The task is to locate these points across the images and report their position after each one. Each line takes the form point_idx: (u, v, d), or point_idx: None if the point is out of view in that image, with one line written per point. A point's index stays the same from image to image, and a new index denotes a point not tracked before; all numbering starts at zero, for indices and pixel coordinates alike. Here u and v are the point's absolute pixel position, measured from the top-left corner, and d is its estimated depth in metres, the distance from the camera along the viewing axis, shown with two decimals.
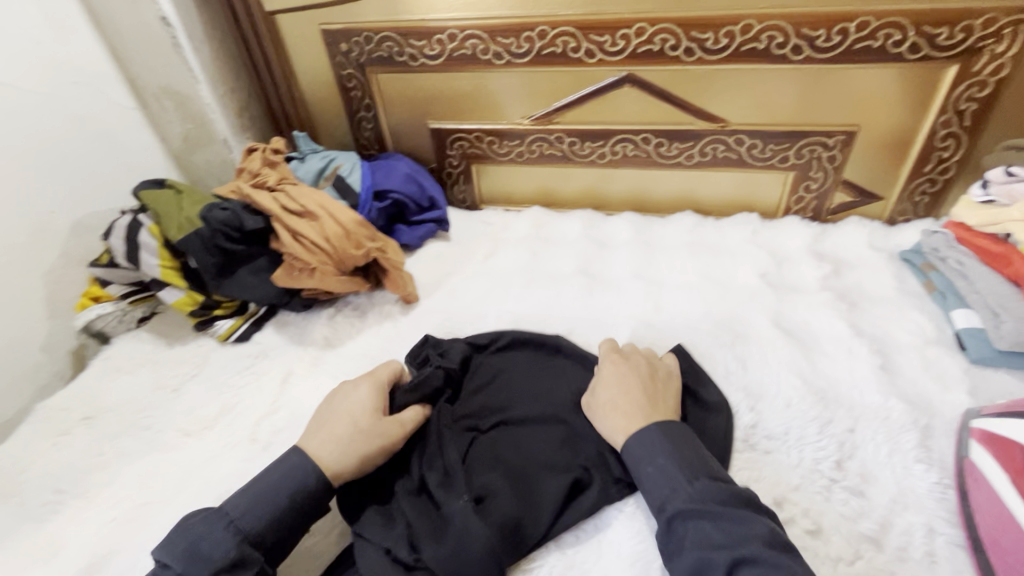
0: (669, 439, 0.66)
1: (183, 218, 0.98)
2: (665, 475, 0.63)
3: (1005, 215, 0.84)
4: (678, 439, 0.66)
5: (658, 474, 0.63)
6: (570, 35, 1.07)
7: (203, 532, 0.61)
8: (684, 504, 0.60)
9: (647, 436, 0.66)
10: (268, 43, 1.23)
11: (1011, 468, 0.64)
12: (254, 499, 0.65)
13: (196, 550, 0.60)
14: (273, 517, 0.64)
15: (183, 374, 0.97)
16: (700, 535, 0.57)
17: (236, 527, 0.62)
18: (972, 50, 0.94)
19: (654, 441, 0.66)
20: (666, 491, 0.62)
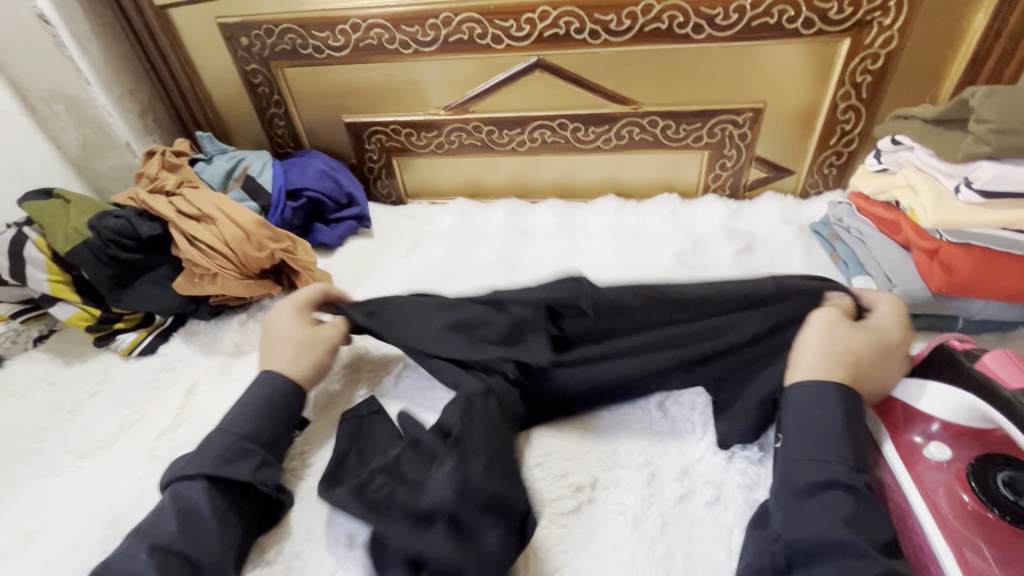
0: (845, 409, 0.60)
1: (70, 228, 0.92)
2: (819, 438, 0.59)
3: (891, 183, 0.86)
4: (831, 407, 0.61)
5: (815, 434, 0.59)
6: (475, 22, 1.05)
7: (208, 444, 0.66)
8: (845, 475, 0.55)
9: (822, 394, 0.62)
10: (164, 40, 1.17)
11: (893, 429, 0.65)
12: (243, 409, 0.70)
13: (204, 453, 0.65)
14: (263, 416, 0.70)
15: (81, 393, 0.91)
16: (825, 509, 0.54)
17: (238, 433, 0.67)
18: (860, 23, 0.96)
19: (830, 403, 0.61)
20: (817, 460, 0.57)
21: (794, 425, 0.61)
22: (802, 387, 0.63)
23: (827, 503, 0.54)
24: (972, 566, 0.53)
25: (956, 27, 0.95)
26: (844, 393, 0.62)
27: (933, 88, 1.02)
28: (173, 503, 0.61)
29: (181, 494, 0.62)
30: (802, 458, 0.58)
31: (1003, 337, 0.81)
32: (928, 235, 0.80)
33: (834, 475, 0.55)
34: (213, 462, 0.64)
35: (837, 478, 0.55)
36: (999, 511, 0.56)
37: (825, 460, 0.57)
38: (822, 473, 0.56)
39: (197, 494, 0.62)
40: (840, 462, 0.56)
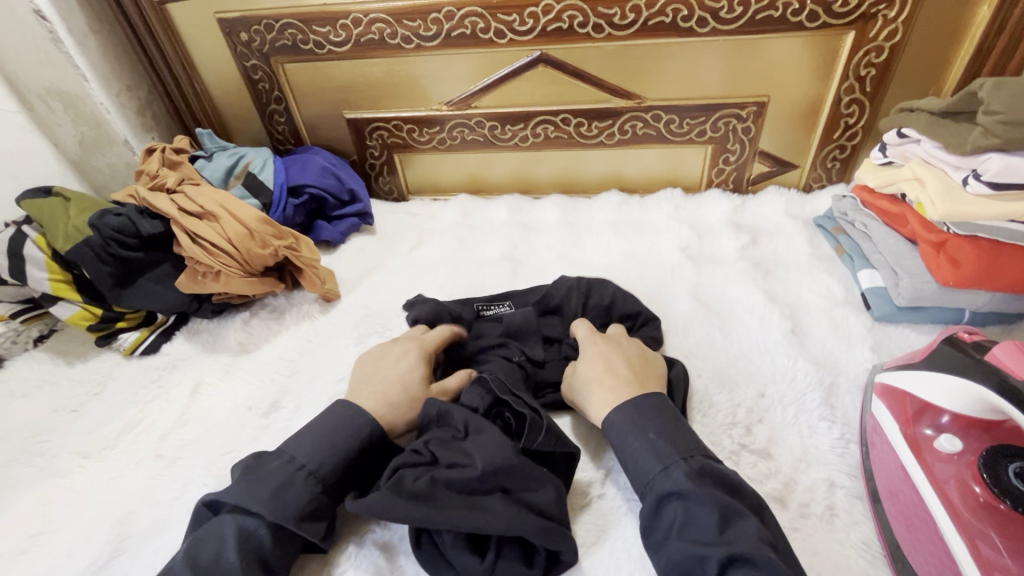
0: (640, 417, 0.63)
1: (70, 226, 0.91)
2: (638, 462, 0.60)
3: (898, 176, 0.85)
4: (654, 418, 0.63)
5: (633, 460, 0.61)
6: (478, 16, 1.05)
7: (283, 480, 0.60)
8: (675, 484, 0.56)
9: (622, 415, 0.64)
10: (162, 35, 1.16)
11: (904, 421, 0.65)
12: (327, 444, 0.64)
13: (282, 493, 0.59)
14: (346, 456, 0.64)
15: (84, 394, 0.90)
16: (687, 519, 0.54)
17: (316, 477, 0.61)
18: (865, 16, 0.96)
19: (638, 422, 0.63)
20: (650, 474, 0.59)
21: (620, 450, 0.62)
22: (610, 416, 0.65)
23: (669, 518, 0.55)
24: (984, 554, 0.54)
25: (961, 19, 0.95)
26: (635, 401, 0.65)
27: (937, 81, 1.02)
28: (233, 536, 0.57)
29: (241, 527, 0.57)
30: (649, 471, 0.59)
31: (1008, 329, 0.81)
32: (934, 228, 0.80)
33: (663, 488, 0.57)
34: (291, 512, 0.58)
35: (670, 490, 0.56)
36: (1011, 500, 0.56)
37: (653, 474, 0.59)
38: (652, 494, 0.57)
39: (258, 536, 0.57)
40: (655, 474, 0.58)
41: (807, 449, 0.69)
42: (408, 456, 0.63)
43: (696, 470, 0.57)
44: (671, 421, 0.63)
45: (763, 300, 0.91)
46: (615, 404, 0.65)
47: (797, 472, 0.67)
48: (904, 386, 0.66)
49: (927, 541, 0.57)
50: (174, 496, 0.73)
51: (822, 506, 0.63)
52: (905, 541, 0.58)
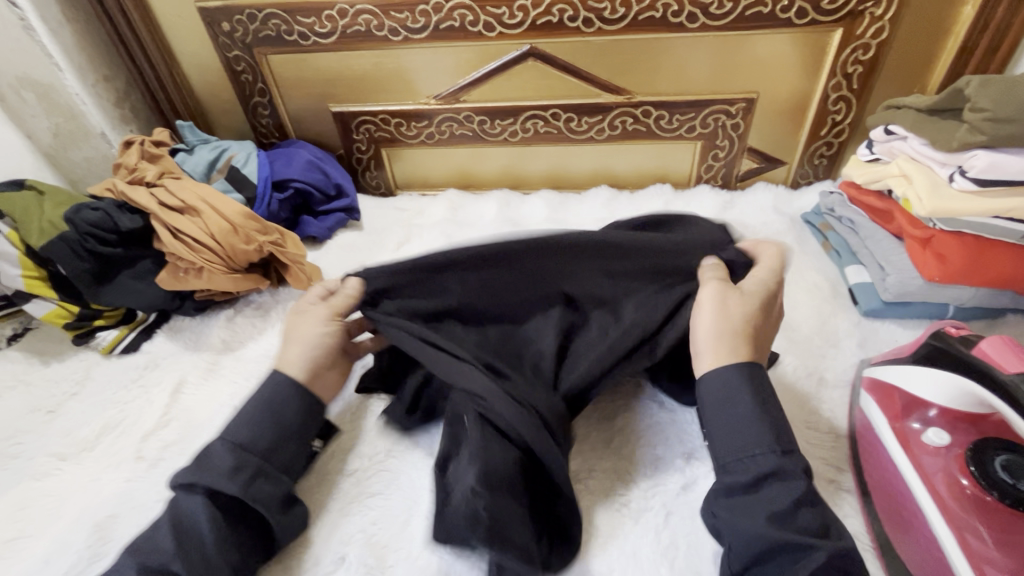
0: (754, 387, 0.58)
1: (45, 222, 0.88)
2: (740, 434, 0.56)
3: (885, 172, 0.86)
4: (763, 391, 0.58)
5: (733, 432, 0.56)
6: (467, 8, 1.03)
7: (206, 449, 0.61)
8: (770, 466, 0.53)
9: (729, 381, 0.59)
10: (138, 23, 1.12)
11: (892, 415, 0.65)
12: (249, 416, 0.63)
13: (204, 461, 0.59)
14: (263, 422, 0.62)
15: (61, 394, 0.88)
16: (775, 493, 0.52)
17: (233, 441, 0.61)
18: (853, 13, 0.97)
19: (741, 397, 0.57)
20: (742, 453, 0.55)
21: (711, 421, 0.58)
22: (707, 379, 0.60)
23: (770, 492, 0.53)
24: (971, 549, 0.54)
25: (945, 17, 0.95)
26: (750, 371, 0.59)
27: (921, 79, 1.03)
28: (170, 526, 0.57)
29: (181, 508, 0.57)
30: (741, 447, 0.55)
31: (991, 324, 0.82)
32: (921, 224, 0.81)
33: (766, 467, 0.53)
34: (217, 475, 0.58)
35: (772, 470, 0.53)
36: (999, 496, 0.56)
37: (752, 452, 0.55)
38: (753, 469, 0.54)
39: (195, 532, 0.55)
40: (762, 452, 0.54)
41: (799, 443, 0.69)
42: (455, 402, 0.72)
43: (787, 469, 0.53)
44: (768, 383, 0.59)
45: None
46: (715, 368, 0.60)
47: None
48: (892, 380, 0.66)
49: (917, 538, 0.57)
50: (157, 499, 0.71)
51: None
52: (897, 535, 0.59)
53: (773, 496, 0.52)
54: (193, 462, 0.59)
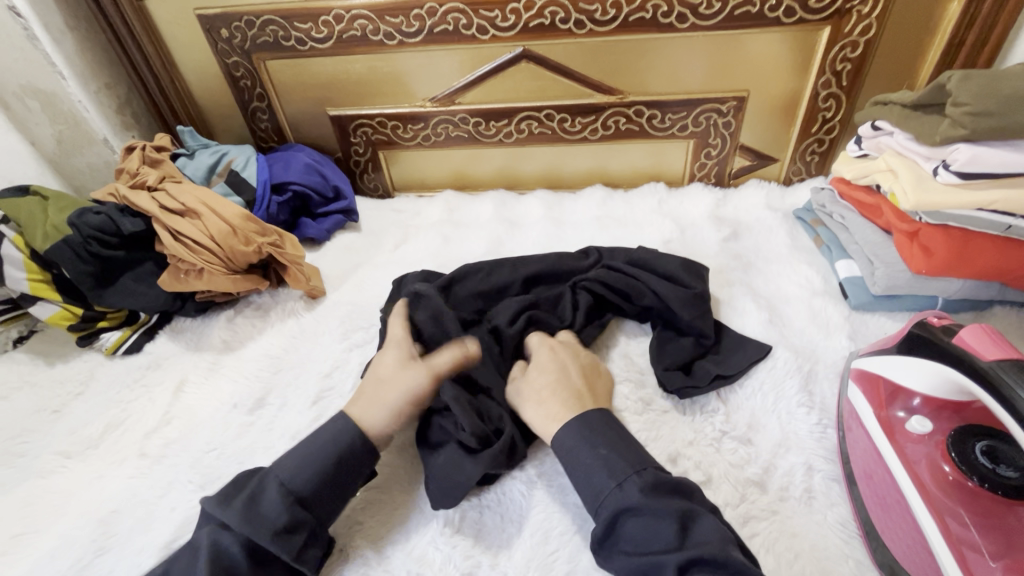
0: (587, 435, 0.62)
1: (49, 226, 0.90)
2: (588, 478, 0.59)
3: (873, 167, 0.87)
4: (601, 431, 0.63)
5: (580, 472, 0.60)
6: (460, 12, 1.05)
7: (257, 492, 0.59)
8: (629, 499, 0.56)
9: (570, 433, 0.63)
10: (139, 31, 1.14)
11: (877, 405, 0.66)
12: (306, 458, 0.62)
13: (254, 506, 0.58)
14: (324, 476, 0.62)
15: (66, 394, 0.89)
16: (636, 528, 0.54)
17: (289, 489, 0.60)
18: (840, 11, 0.98)
19: (579, 447, 0.61)
20: (593, 496, 0.58)
21: (570, 473, 0.61)
22: (556, 434, 0.64)
23: (627, 531, 0.55)
24: (952, 533, 0.55)
25: (931, 13, 0.97)
26: (581, 417, 0.64)
27: (909, 76, 1.04)
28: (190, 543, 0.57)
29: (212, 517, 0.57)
30: (603, 486, 0.58)
31: (979, 316, 0.83)
32: (907, 217, 0.82)
33: (613, 507, 0.56)
34: (264, 528, 0.56)
35: (621, 506, 0.56)
36: (981, 481, 0.57)
37: (607, 489, 0.57)
38: (627, 499, 0.56)
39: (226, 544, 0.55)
40: (606, 491, 0.57)
41: (787, 434, 0.70)
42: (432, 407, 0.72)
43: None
44: (597, 425, 0.63)
45: (743, 294, 0.92)
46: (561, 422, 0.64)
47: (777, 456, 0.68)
48: (876, 370, 0.68)
49: (901, 526, 0.58)
50: (160, 494, 0.73)
51: (800, 489, 0.65)
52: (881, 522, 0.60)
53: (698, 529, 0.53)
54: (243, 503, 0.58)
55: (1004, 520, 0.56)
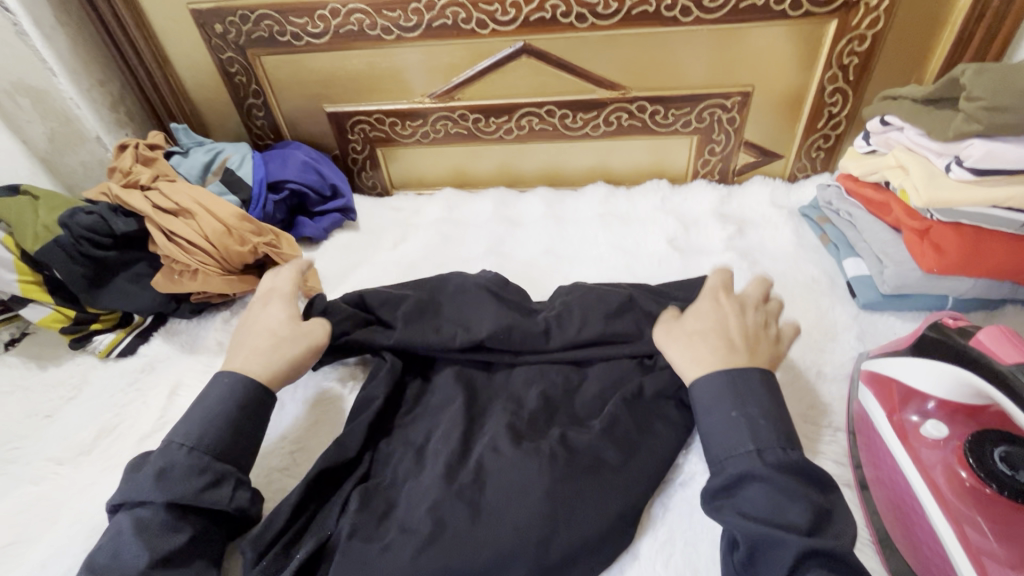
0: (737, 393, 0.61)
1: (40, 226, 0.89)
2: (727, 434, 0.59)
3: (881, 163, 0.85)
4: (748, 395, 0.60)
5: (723, 430, 0.59)
6: (459, 6, 1.03)
7: (164, 463, 0.60)
8: (759, 468, 0.55)
9: (713, 386, 0.62)
10: (132, 27, 1.12)
11: (890, 408, 0.65)
12: (202, 420, 0.64)
13: (166, 474, 0.59)
14: (227, 429, 0.64)
15: (59, 398, 0.88)
16: (768, 498, 0.53)
17: (200, 451, 0.61)
18: (847, 4, 0.96)
19: (725, 398, 0.61)
20: (729, 454, 0.58)
21: (704, 425, 0.61)
22: (696, 382, 0.64)
23: (750, 497, 0.55)
24: (970, 540, 0.54)
25: (942, 5, 0.94)
26: (732, 368, 0.62)
27: (916, 71, 1.02)
28: (132, 527, 0.57)
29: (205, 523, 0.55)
30: (728, 454, 0.58)
31: (991, 315, 0.82)
32: (917, 215, 0.81)
33: (741, 469, 0.56)
34: (188, 488, 0.58)
35: (747, 471, 0.55)
36: (999, 487, 0.56)
37: (739, 452, 0.57)
38: (728, 471, 0.57)
39: (164, 520, 0.57)
40: (743, 455, 0.57)
41: (798, 438, 0.68)
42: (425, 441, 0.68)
43: (788, 461, 0.55)
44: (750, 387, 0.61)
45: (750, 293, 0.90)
46: (715, 370, 0.63)
47: None
48: (889, 373, 0.66)
49: (916, 533, 0.57)
50: None
51: None
52: (896, 530, 0.59)
53: (748, 498, 0.55)
54: (153, 478, 0.59)
55: (1021, 526, 0.55)
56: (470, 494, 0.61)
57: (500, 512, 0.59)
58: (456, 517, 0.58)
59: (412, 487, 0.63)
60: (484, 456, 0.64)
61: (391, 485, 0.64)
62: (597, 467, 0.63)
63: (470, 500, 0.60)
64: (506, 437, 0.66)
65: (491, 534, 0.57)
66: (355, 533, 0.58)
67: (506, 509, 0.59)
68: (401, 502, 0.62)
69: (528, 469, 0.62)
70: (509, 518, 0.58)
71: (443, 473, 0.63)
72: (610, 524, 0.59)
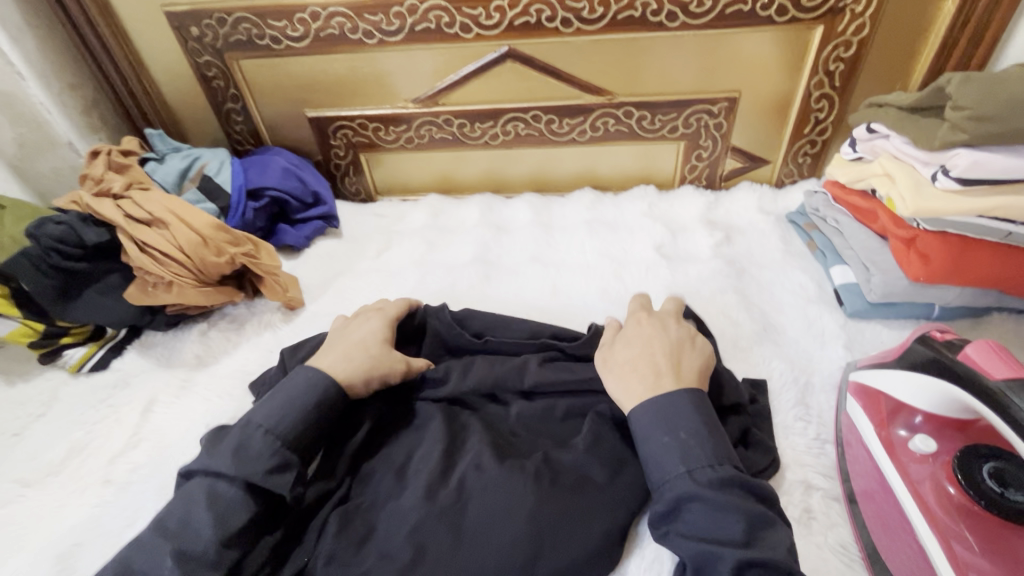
0: (666, 419, 0.59)
1: (6, 236, 0.85)
2: (660, 460, 0.57)
3: (869, 171, 0.85)
4: (683, 417, 0.59)
5: (660, 454, 0.58)
6: (443, 10, 1.01)
7: (220, 487, 0.56)
8: (695, 487, 0.54)
9: (648, 414, 0.60)
10: (105, 29, 1.08)
11: (879, 422, 0.64)
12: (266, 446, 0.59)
13: (243, 452, 0.58)
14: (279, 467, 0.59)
15: (27, 415, 0.84)
16: (703, 517, 0.52)
17: (274, 434, 0.60)
18: (833, 10, 0.95)
19: (664, 418, 0.59)
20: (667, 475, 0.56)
21: (642, 452, 0.59)
22: (633, 413, 0.61)
23: (691, 520, 0.53)
24: (959, 558, 0.53)
25: (927, 11, 0.94)
26: (662, 397, 0.61)
27: (901, 79, 1.02)
28: (203, 500, 0.55)
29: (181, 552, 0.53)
30: (670, 474, 0.56)
31: (977, 323, 0.82)
32: (904, 223, 0.80)
33: (678, 492, 0.54)
34: (258, 468, 0.57)
35: (685, 493, 0.54)
36: (988, 504, 0.56)
37: (673, 475, 0.56)
38: (666, 495, 0.55)
39: (233, 500, 0.56)
40: (677, 477, 0.55)
41: (785, 452, 0.67)
42: (407, 460, 0.66)
43: (721, 477, 0.54)
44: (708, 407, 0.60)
45: (737, 301, 0.89)
46: (644, 399, 0.61)
47: (773, 474, 0.65)
48: (877, 386, 0.65)
49: (904, 550, 0.56)
50: (124, 524, 0.68)
51: (799, 510, 0.62)
52: (884, 543, 0.57)
53: (689, 519, 0.54)
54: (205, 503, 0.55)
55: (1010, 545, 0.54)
56: (453, 516, 0.59)
57: (481, 534, 0.57)
58: (438, 542, 0.57)
59: (390, 509, 0.60)
60: (467, 475, 0.62)
61: (371, 507, 0.62)
62: (581, 486, 0.61)
63: (452, 522, 0.58)
64: (489, 453, 0.64)
65: (474, 561, 0.55)
66: (334, 559, 0.57)
67: (490, 531, 0.57)
68: (382, 525, 0.60)
69: (512, 487, 0.60)
70: (492, 540, 0.57)
71: (424, 492, 0.61)
72: (595, 546, 0.58)
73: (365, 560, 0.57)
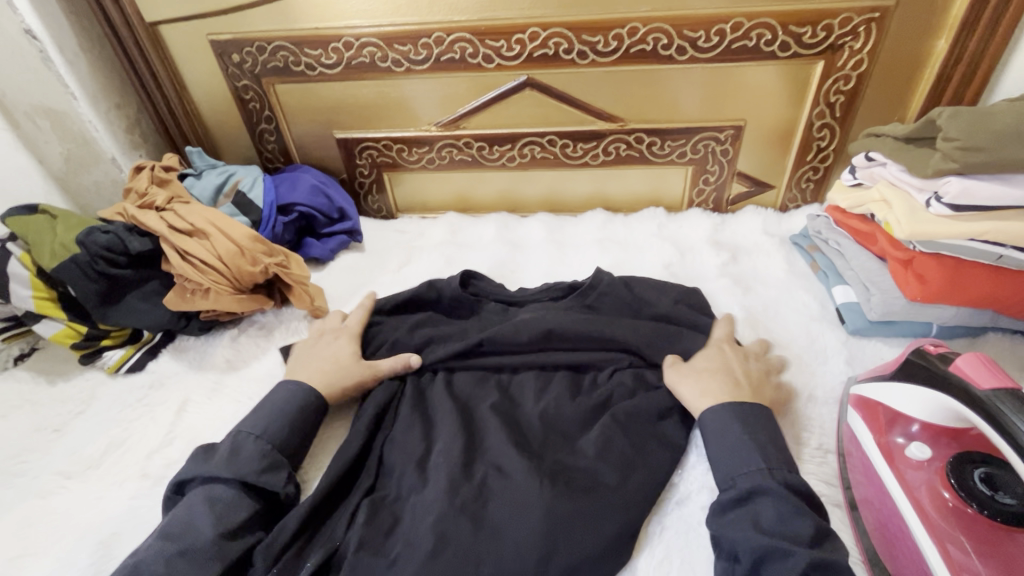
0: (746, 422, 0.66)
1: (58, 245, 0.91)
2: (734, 456, 0.64)
3: (867, 197, 0.89)
4: (755, 428, 0.66)
5: (727, 453, 0.65)
6: (467, 41, 1.08)
7: (212, 489, 0.63)
8: (769, 483, 0.60)
9: (722, 418, 0.67)
10: (153, 56, 1.17)
11: (877, 430, 0.68)
12: (255, 449, 0.66)
13: (236, 455, 0.66)
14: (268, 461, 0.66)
15: (68, 412, 0.89)
16: (778, 514, 0.57)
17: (265, 439, 0.68)
18: (833, 47, 1.02)
19: (734, 428, 0.66)
20: (734, 471, 0.63)
21: (712, 453, 0.66)
22: (703, 416, 0.69)
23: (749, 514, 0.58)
24: (953, 558, 0.56)
25: (920, 49, 1.01)
26: (738, 406, 0.68)
27: (898, 110, 1.08)
28: (203, 503, 0.61)
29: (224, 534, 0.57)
30: (734, 471, 0.63)
31: (973, 342, 0.86)
32: (901, 246, 0.85)
33: (749, 486, 0.60)
34: (250, 468, 0.64)
35: (761, 487, 0.59)
36: (981, 508, 0.59)
37: (751, 470, 0.62)
38: (740, 486, 0.61)
39: (231, 497, 0.62)
40: (754, 472, 0.61)
41: (789, 459, 0.71)
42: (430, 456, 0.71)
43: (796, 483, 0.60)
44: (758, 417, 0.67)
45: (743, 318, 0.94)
46: (716, 406, 0.69)
47: None
48: (875, 396, 0.70)
49: (902, 549, 0.59)
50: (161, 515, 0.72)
51: None
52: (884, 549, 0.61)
53: (762, 514, 0.58)
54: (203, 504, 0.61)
55: (1003, 547, 0.57)
56: (476, 510, 0.63)
57: (501, 526, 0.61)
58: (461, 532, 0.60)
59: (416, 502, 0.64)
60: (489, 474, 0.67)
61: (397, 500, 0.66)
62: (593, 487, 0.65)
63: (474, 516, 0.62)
64: (511, 450, 0.68)
65: (496, 553, 0.59)
66: (364, 545, 0.60)
67: (509, 523, 0.61)
68: (408, 516, 0.63)
69: (529, 484, 0.64)
70: (511, 532, 0.60)
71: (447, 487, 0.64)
72: (608, 542, 0.61)
73: (392, 547, 0.61)
